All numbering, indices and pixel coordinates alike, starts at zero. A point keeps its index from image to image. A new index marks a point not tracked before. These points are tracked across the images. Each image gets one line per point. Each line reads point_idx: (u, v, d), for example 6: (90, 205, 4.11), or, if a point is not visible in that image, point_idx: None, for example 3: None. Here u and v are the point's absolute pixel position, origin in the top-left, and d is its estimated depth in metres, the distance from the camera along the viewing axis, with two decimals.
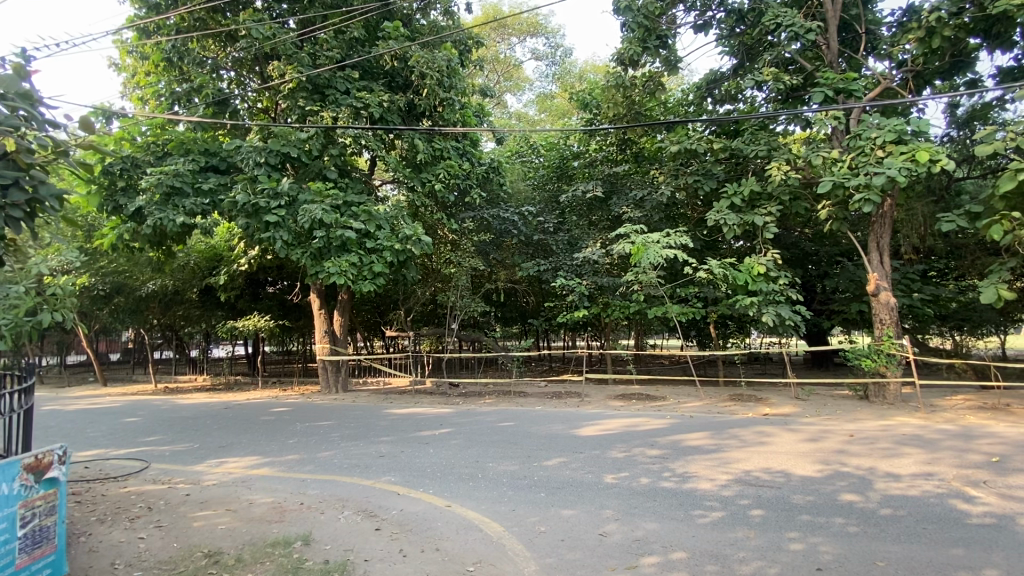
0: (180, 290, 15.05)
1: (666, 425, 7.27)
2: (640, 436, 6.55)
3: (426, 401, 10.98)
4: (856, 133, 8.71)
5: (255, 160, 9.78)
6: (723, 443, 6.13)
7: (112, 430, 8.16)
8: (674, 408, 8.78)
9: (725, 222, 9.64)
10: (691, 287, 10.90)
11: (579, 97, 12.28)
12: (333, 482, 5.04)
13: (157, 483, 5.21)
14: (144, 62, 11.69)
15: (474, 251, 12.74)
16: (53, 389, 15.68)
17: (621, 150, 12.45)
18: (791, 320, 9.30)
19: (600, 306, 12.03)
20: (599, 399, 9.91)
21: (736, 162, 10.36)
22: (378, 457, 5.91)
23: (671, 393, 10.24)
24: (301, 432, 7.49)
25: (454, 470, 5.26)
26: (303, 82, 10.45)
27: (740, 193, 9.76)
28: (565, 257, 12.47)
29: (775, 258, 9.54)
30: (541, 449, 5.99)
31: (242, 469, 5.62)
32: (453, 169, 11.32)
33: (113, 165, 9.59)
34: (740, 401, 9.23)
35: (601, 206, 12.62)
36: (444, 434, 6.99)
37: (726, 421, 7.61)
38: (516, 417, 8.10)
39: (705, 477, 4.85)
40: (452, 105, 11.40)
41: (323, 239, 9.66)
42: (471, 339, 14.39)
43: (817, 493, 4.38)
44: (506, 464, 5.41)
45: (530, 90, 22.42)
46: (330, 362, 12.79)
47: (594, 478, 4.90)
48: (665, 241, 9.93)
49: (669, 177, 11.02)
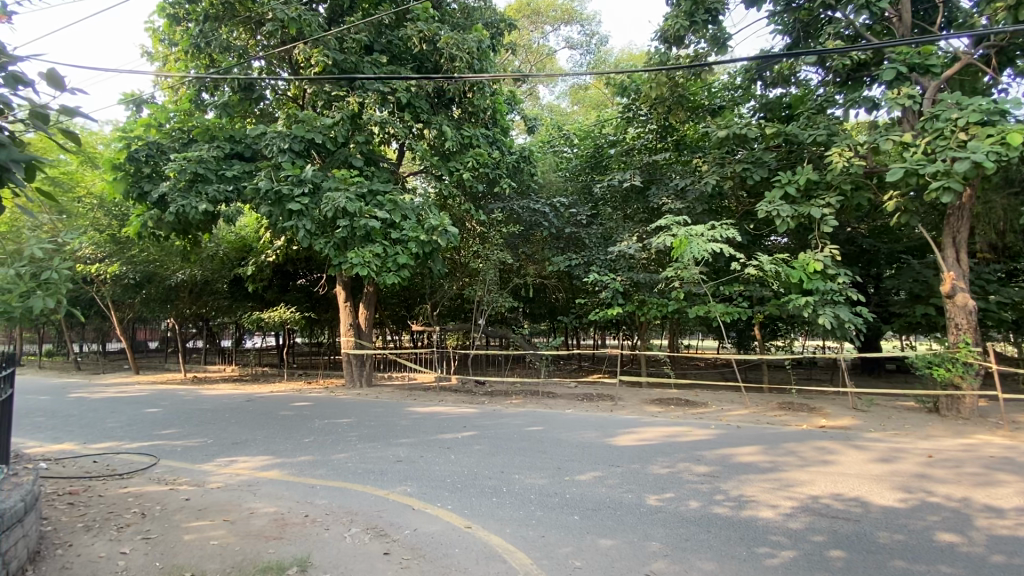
0: (210, 281, 15.05)
1: (712, 436, 6.57)
2: (682, 448, 5.89)
3: (451, 399, 10.53)
4: (932, 114, 7.77)
5: (279, 146, 9.46)
6: (780, 460, 5.43)
7: (131, 421, 7.99)
8: (718, 416, 8.04)
9: (778, 214, 8.80)
10: (736, 285, 10.07)
11: (617, 82, 11.57)
12: (343, 490, 4.58)
13: (160, 484, 4.87)
14: (174, 49, 11.53)
15: (503, 244, 12.17)
16: (89, 376, 15.96)
17: (662, 138, 11.70)
18: (851, 323, 8.42)
19: (636, 304, 11.30)
20: (634, 404, 9.25)
21: (790, 149, 9.48)
22: (395, 462, 5.44)
23: (712, 399, 9.48)
24: (318, 430, 7.12)
25: (477, 481, 4.74)
26: (330, 66, 10.10)
27: (795, 183, 8.90)
28: (599, 251, 11.79)
29: (833, 254, 8.65)
30: (573, 460, 5.41)
31: (251, 470, 5.24)
32: (482, 157, 10.84)
33: (139, 150, 9.43)
34: (791, 410, 8.42)
35: (638, 197, 11.87)
36: (467, 438, 6.49)
37: (779, 433, 6.86)
38: (545, 421, 7.53)
39: (766, 503, 4.19)
40: (483, 91, 10.99)
41: (346, 228, 9.28)
42: (499, 335, 13.87)
43: (906, 531, 3.67)
44: (534, 477, 4.85)
45: (564, 81, 21.88)
46: (355, 356, 12.49)
47: (635, 498, 4.29)
48: (709, 234, 9.15)
49: (714, 165, 10.21)
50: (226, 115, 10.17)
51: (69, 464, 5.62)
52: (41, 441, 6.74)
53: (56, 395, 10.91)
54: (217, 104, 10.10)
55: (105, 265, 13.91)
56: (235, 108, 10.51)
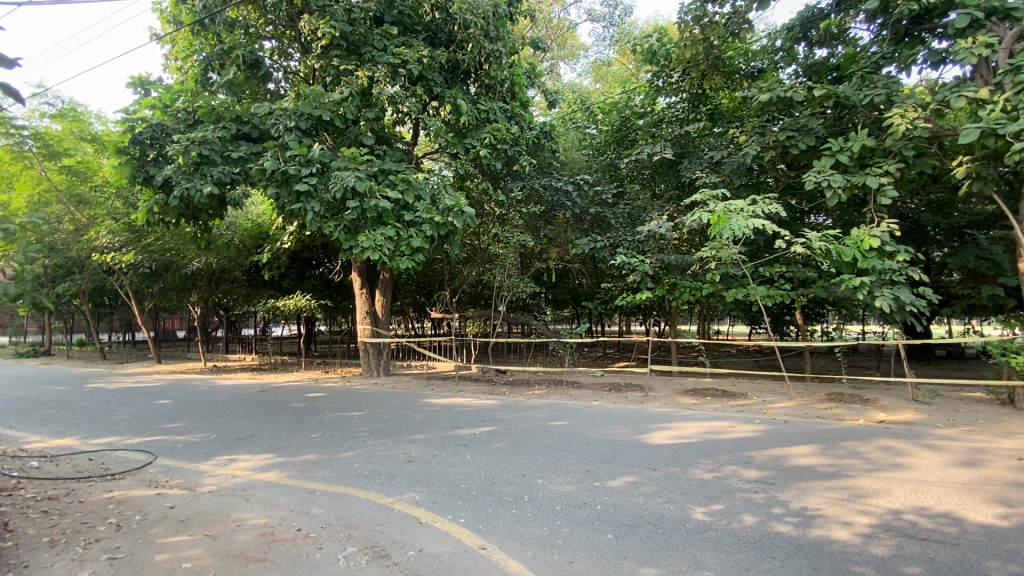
0: (226, 269, 14.78)
1: (759, 433, 5.89)
2: (727, 448, 5.23)
3: (470, 389, 10.01)
4: (1013, 66, 6.80)
5: (285, 125, 8.92)
6: (843, 463, 4.74)
7: (138, 414, 7.67)
8: (761, 409, 7.30)
9: (828, 185, 7.88)
10: (778, 266, 9.23)
11: (645, 48, 10.69)
12: (344, 497, 4.07)
13: (149, 487, 4.45)
14: (180, 29, 11.10)
15: (524, 225, 11.50)
16: (112, 365, 15.97)
17: (694, 108, 10.81)
18: (913, 305, 7.52)
19: (666, 287, 10.52)
20: (666, 395, 8.58)
21: (840, 114, 8.56)
22: (405, 462, 4.93)
23: (752, 390, 8.74)
24: (327, 424, 6.67)
25: (494, 488, 4.17)
26: (337, 38, 9.48)
27: (848, 150, 7.98)
28: (626, 232, 10.95)
29: (891, 229, 7.72)
30: (603, 461, 4.80)
31: (248, 472, 4.79)
32: (500, 133, 10.18)
33: (142, 133, 9.05)
34: (843, 402, 7.62)
35: (670, 172, 11.01)
36: (486, 434, 5.94)
37: (835, 430, 6.12)
38: (569, 416, 6.93)
39: (837, 521, 3.52)
40: (499, 61, 10.33)
41: (357, 209, 8.71)
42: (521, 322, 13.24)
43: (1021, 561, 2.99)
44: (560, 483, 4.26)
45: (586, 58, 21.14)
46: (372, 344, 12.07)
47: (678, 512, 3.67)
48: (751, 210, 8.31)
49: (754, 135, 9.32)
50: (231, 94, 9.68)
51: (62, 462, 5.28)
52: (43, 435, 6.46)
53: (73, 385, 10.79)
54: (223, 83, 9.64)
55: (120, 254, 13.76)
56: (242, 87, 10.06)
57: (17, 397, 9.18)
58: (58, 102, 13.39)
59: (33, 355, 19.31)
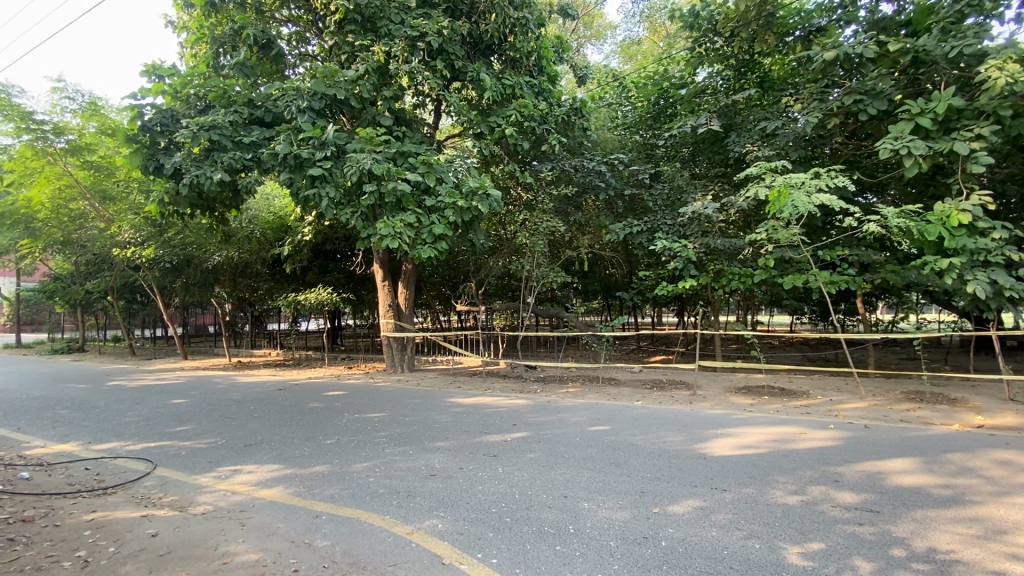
0: (248, 263, 14.44)
1: (839, 441, 5.01)
2: (805, 461, 4.40)
3: (499, 386, 9.35)
4: None
5: (298, 105, 8.31)
6: (959, 484, 3.87)
7: (149, 416, 7.25)
8: (832, 411, 6.37)
9: (908, 152, 6.84)
10: (840, 249, 8.24)
11: (685, 13, 9.68)
12: (354, 524, 3.43)
13: (139, 506, 3.90)
14: (193, 14, 10.65)
15: (553, 210, 10.70)
16: (138, 362, 15.87)
17: (741, 75, 9.78)
18: (1014, 290, 6.45)
19: (712, 274, 9.56)
20: (716, 393, 7.72)
21: (916, 73, 7.54)
22: (427, 477, 4.27)
23: (814, 387, 7.82)
24: (343, 428, 6.08)
25: (532, 515, 3.45)
26: (351, 12, 8.82)
27: (931, 112, 6.92)
28: (666, 215, 10.00)
29: (984, 201, 6.66)
30: (661, 480, 4.02)
31: (249, 488, 4.20)
32: (527, 109, 9.36)
33: (152, 119, 8.57)
34: (927, 403, 6.64)
35: (714, 147, 10.01)
36: (518, 441, 5.25)
37: (929, 438, 5.19)
38: (611, 419, 6.17)
39: (984, 571, 2.70)
40: (526, 32, 9.53)
41: (374, 194, 8.04)
42: (550, 315, 12.47)
43: None
44: (610, 508, 3.53)
45: (614, 38, 20.20)
46: (395, 340, 11.51)
47: (767, 553, 2.89)
48: (815, 183, 7.31)
49: (814, 100, 8.25)
50: (243, 76, 9.16)
51: (56, 472, 4.81)
52: (47, 439, 6.05)
53: (93, 383, 10.54)
54: (234, 64, 9.14)
55: (142, 248, 13.57)
56: (253, 68, 9.54)
57: (36, 396, 8.97)
58: (79, 96, 13.15)
59: (67, 352, 19.55)
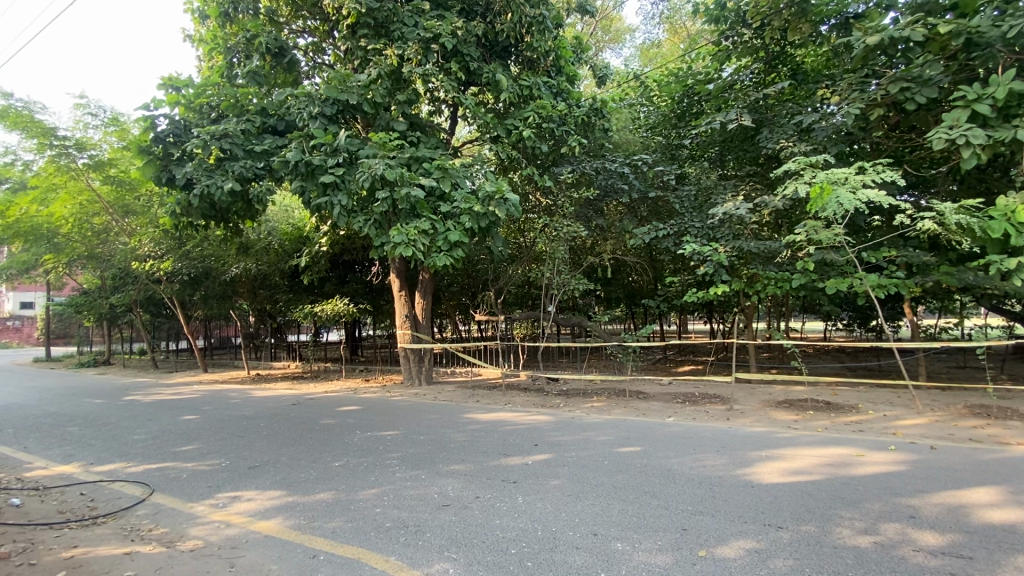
0: (266, 275, 14.33)
1: (904, 466, 4.41)
2: (871, 491, 3.83)
3: (519, 400, 8.87)
4: None
5: (309, 112, 8.09)
6: None
7: (157, 434, 6.99)
8: (890, 430, 5.72)
9: (965, 142, 6.20)
10: (887, 249, 7.59)
11: (710, 6, 9.21)
12: (353, 567, 3.01)
13: (125, 540, 3.56)
14: (209, 26, 10.61)
15: (573, 215, 10.27)
16: (160, 375, 15.88)
17: (772, 68, 9.23)
18: None
19: (745, 280, 8.95)
20: (755, 408, 7.12)
21: (968, 58, 6.90)
22: (440, 508, 3.84)
23: (864, 402, 7.15)
24: (353, 449, 5.70)
25: (557, 559, 2.98)
26: (364, 16, 8.61)
27: (989, 98, 6.27)
28: (695, 217, 9.45)
29: None
30: (705, 514, 3.51)
31: (246, 519, 3.82)
32: (545, 110, 9.00)
33: (165, 130, 8.42)
34: (997, 420, 5.94)
35: (744, 145, 9.46)
36: (541, 465, 4.78)
37: (1010, 461, 4.54)
38: (641, 438, 5.66)
39: None
40: (543, 31, 9.18)
41: (387, 201, 7.71)
42: (573, 324, 11.97)
43: None
44: (648, 550, 3.05)
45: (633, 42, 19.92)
46: (412, 351, 11.15)
47: None
48: (860, 179, 6.71)
49: (855, 91, 7.66)
50: (256, 85, 9.02)
51: (49, 498, 4.54)
52: (51, 460, 5.84)
53: (110, 398, 10.43)
54: (246, 72, 8.99)
55: (161, 261, 13.57)
56: (266, 77, 9.37)
57: (51, 412, 8.86)
58: (100, 112, 13.27)
59: (92, 365, 19.77)
